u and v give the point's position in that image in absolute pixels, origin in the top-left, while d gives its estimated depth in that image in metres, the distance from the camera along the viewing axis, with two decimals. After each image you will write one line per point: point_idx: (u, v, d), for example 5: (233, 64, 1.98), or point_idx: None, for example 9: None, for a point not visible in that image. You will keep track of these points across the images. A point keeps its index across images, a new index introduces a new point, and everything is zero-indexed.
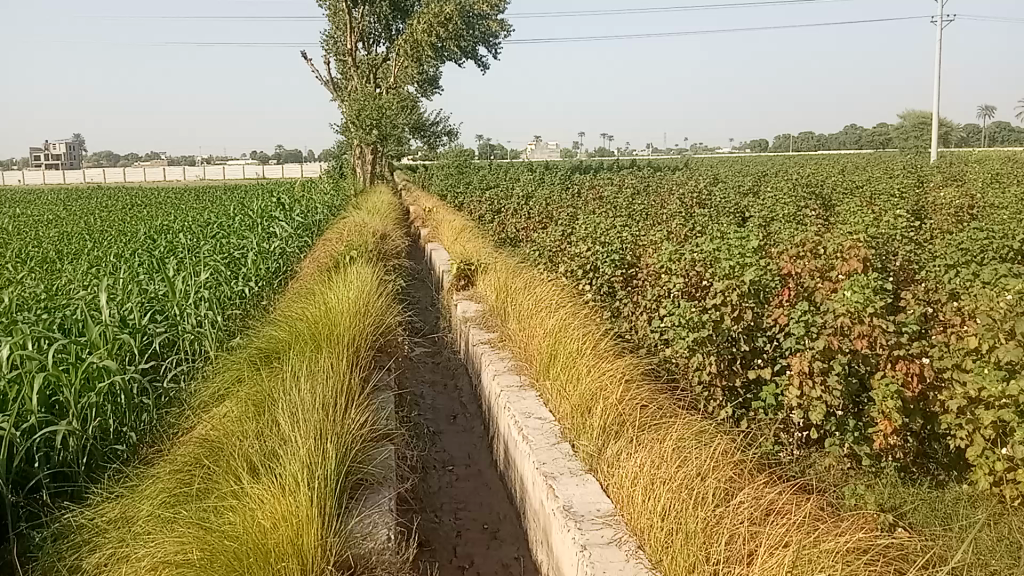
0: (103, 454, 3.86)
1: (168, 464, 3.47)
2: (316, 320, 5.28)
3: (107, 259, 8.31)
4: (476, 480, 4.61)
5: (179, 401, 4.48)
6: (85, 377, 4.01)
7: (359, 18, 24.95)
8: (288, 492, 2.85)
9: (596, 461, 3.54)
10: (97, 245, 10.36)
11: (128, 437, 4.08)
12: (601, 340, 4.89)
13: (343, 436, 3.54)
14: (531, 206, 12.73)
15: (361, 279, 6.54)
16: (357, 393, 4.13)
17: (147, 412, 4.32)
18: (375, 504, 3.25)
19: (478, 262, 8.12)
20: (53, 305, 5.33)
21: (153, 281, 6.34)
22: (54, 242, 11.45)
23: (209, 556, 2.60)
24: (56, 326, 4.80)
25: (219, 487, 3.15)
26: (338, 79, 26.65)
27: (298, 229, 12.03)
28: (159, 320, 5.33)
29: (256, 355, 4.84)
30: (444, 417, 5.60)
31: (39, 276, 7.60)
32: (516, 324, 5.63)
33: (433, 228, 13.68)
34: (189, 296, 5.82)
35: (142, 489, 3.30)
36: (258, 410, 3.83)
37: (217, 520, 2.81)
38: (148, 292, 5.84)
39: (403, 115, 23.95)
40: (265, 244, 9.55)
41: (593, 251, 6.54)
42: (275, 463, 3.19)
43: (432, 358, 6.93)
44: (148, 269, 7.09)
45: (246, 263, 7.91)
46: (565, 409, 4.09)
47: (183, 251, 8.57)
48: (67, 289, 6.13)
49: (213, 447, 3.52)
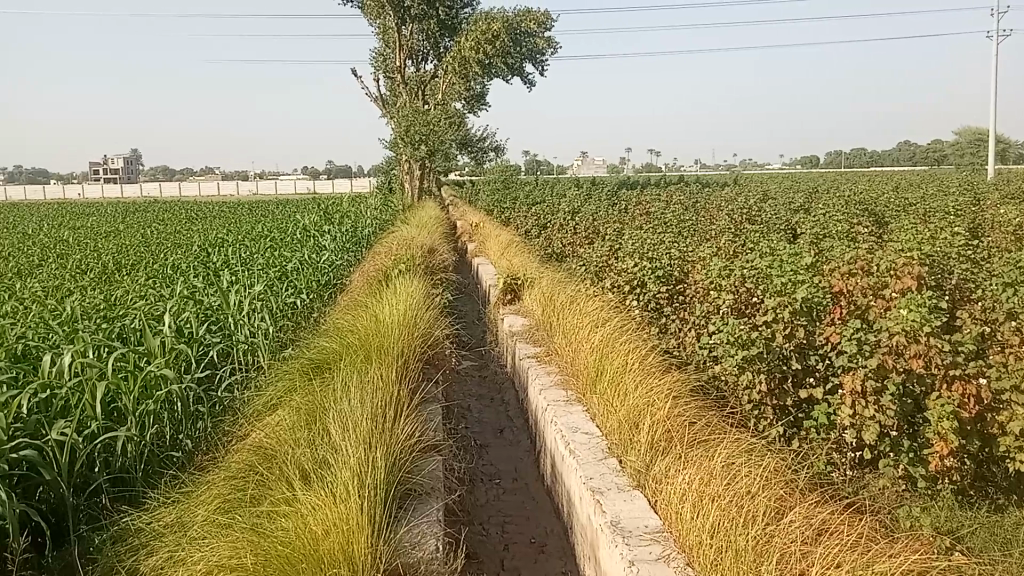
0: (160, 461, 3.97)
1: (224, 469, 3.55)
2: (366, 332, 5.36)
3: (164, 270, 8.53)
4: (523, 494, 4.61)
5: (233, 410, 4.58)
6: (143, 385, 4.13)
7: (408, 35, 25.30)
8: (340, 500, 2.89)
9: (644, 477, 3.52)
10: (153, 258, 10.62)
11: (184, 445, 4.18)
12: (648, 356, 4.86)
13: (392, 446, 3.57)
14: (577, 221, 12.74)
15: (410, 292, 6.61)
16: (406, 404, 4.17)
17: (202, 420, 4.43)
18: (423, 514, 3.27)
19: (525, 277, 8.16)
20: (115, 315, 5.49)
21: (209, 292, 6.48)
22: (114, 254, 11.80)
23: (263, 561, 2.64)
24: (116, 336, 4.94)
25: (272, 494, 3.20)
26: (387, 95, 27.06)
27: (347, 243, 12.19)
28: (215, 330, 5.45)
29: (308, 365, 4.91)
30: (490, 430, 5.61)
31: (99, 287, 7.82)
32: (562, 339, 5.64)
33: (480, 242, 13.79)
34: (243, 307, 5.94)
35: (198, 495, 3.39)
36: (310, 419, 3.89)
37: (270, 526, 2.86)
38: (204, 304, 5.98)
39: (451, 132, 24.14)
40: (315, 257, 9.70)
41: (641, 267, 6.50)
42: (326, 471, 3.24)
43: (478, 371, 6.95)
44: (202, 281, 7.24)
45: (298, 275, 8.07)
46: (612, 424, 4.08)
47: (236, 264, 8.73)
48: (126, 299, 6.30)
49: (267, 454, 3.60)
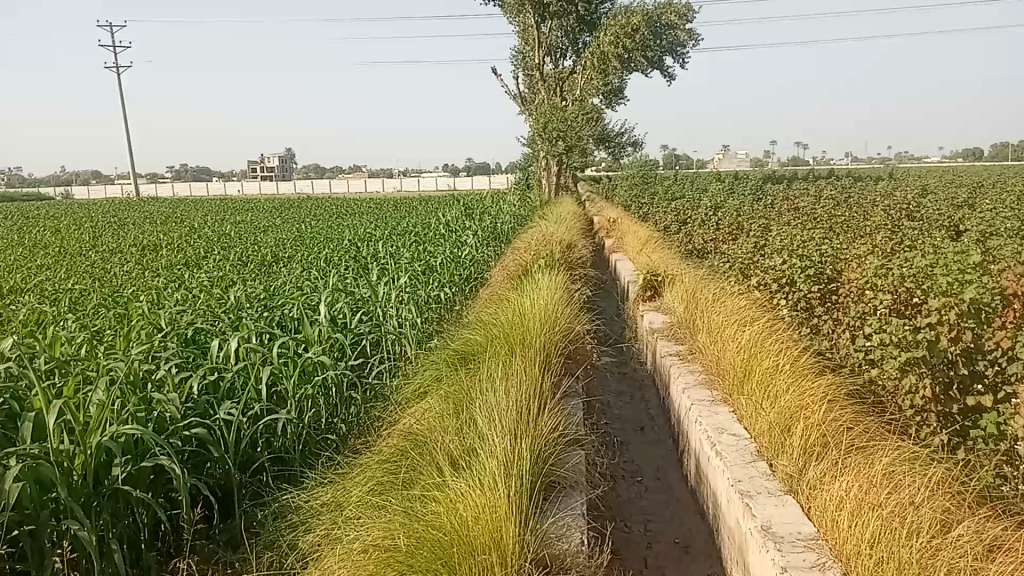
0: (317, 442, 4.17)
1: (377, 453, 3.69)
2: (509, 325, 5.43)
3: (317, 263, 8.95)
4: (666, 493, 4.54)
5: (383, 397, 4.76)
6: (302, 371, 4.35)
7: (547, 32, 25.43)
8: (488, 489, 2.94)
9: (796, 483, 3.39)
10: (306, 251, 11.17)
11: (338, 428, 4.37)
12: (799, 357, 4.68)
13: (537, 438, 3.60)
14: (720, 217, 12.42)
15: (551, 287, 6.65)
16: (550, 398, 4.19)
17: (355, 405, 4.61)
18: (569, 507, 3.28)
19: (666, 274, 8.04)
20: (274, 304, 5.81)
21: (359, 284, 6.75)
22: (271, 247, 12.50)
23: (416, 543, 2.73)
24: (275, 324, 5.22)
25: (423, 479, 3.29)
26: (526, 92, 27.32)
27: (487, 238, 12.39)
28: (365, 320, 5.67)
29: (454, 357, 5.02)
30: (632, 428, 5.56)
31: (259, 277, 8.30)
32: (707, 338, 5.51)
33: (619, 238, 13.69)
34: (391, 299, 6.15)
35: (353, 477, 3.53)
36: (457, 408, 3.98)
37: (422, 510, 2.95)
38: (355, 295, 6.23)
39: (589, 127, 24.08)
40: (457, 252, 9.92)
41: (790, 265, 6.27)
42: (474, 459, 3.30)
43: (618, 367, 6.91)
44: (352, 274, 7.53)
45: (441, 269, 8.27)
46: (761, 426, 3.96)
47: (383, 257, 9.05)
48: (284, 290, 6.66)
49: (417, 440, 3.71)
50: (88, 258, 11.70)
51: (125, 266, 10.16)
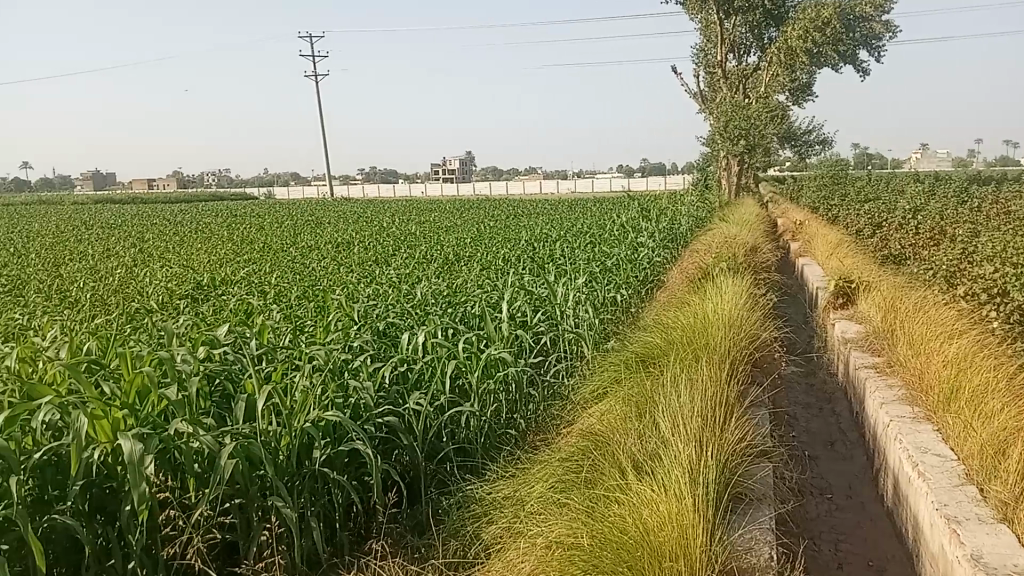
0: (498, 436, 4.28)
1: (559, 452, 3.74)
2: (691, 329, 5.33)
3: (497, 262, 9.17)
4: (858, 512, 4.30)
5: (562, 396, 4.81)
6: (485, 366, 4.48)
7: (731, 28, 24.71)
8: (674, 495, 2.90)
9: (1012, 511, 3.10)
10: (486, 250, 11.47)
11: (518, 424, 4.46)
12: (1015, 375, 4.28)
13: (723, 447, 3.51)
14: (920, 220, 11.58)
15: (734, 291, 6.46)
16: (736, 406, 4.08)
17: (534, 402, 4.70)
18: (756, 520, 3.17)
19: (859, 280, 7.59)
20: (458, 301, 6.01)
21: (539, 284, 6.86)
22: (453, 246, 12.94)
23: (599, 544, 2.74)
24: (459, 321, 5.40)
25: (604, 480, 3.32)
26: (707, 91, 26.68)
27: (666, 240, 12.21)
28: (545, 319, 5.75)
29: (634, 359, 5.00)
30: (820, 441, 5.30)
31: (443, 275, 8.61)
32: (907, 350, 5.15)
33: (805, 241, 13.08)
34: (570, 299, 6.21)
35: (535, 474, 3.60)
36: (640, 410, 3.96)
37: (605, 511, 2.96)
38: (535, 295, 6.34)
39: (774, 126, 23.17)
40: (635, 253, 9.84)
41: (1004, 275, 5.75)
42: (658, 464, 3.27)
43: (805, 378, 6.61)
44: (531, 273, 7.66)
45: (620, 270, 8.24)
46: (970, 447, 3.65)
47: (562, 258, 9.14)
48: (467, 287, 6.87)
49: (599, 440, 3.72)
50: (289, 254, 12.60)
51: (321, 262, 10.85)
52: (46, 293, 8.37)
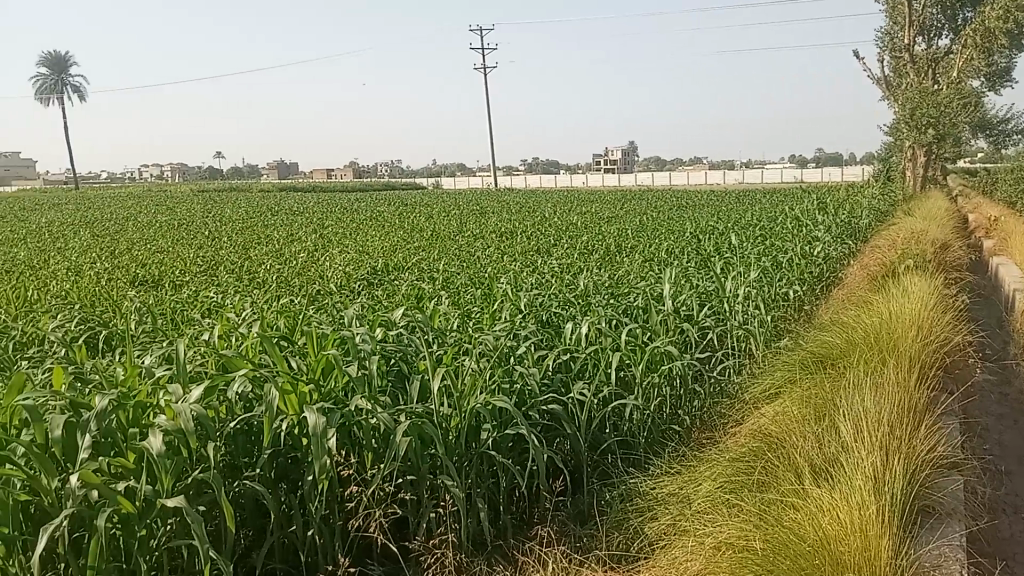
0: (663, 431, 4.22)
1: (730, 452, 3.65)
2: (872, 330, 5.03)
3: (662, 254, 9.03)
4: None
5: (729, 394, 4.68)
6: (650, 360, 4.42)
7: (921, 10, 23.08)
8: (857, 504, 2.76)
9: None
10: (651, 242, 11.32)
11: (683, 420, 4.38)
12: None
13: (912, 456, 3.30)
14: None
15: (920, 291, 6.04)
16: (925, 413, 3.81)
17: (700, 399, 4.59)
18: (945, 536, 2.96)
19: None
20: (622, 293, 5.97)
21: (705, 278, 6.69)
22: (617, 237, 12.87)
23: (773, 549, 2.66)
24: (623, 312, 5.36)
25: (779, 485, 3.23)
26: (891, 77, 25.07)
27: (843, 233, 11.59)
28: (712, 313, 5.61)
29: (809, 359, 4.78)
30: (1016, 456, 4.86)
31: (607, 266, 8.58)
32: None
33: (1002, 238, 12.04)
34: (738, 294, 6.02)
35: (704, 473, 3.54)
36: (818, 414, 3.79)
37: (779, 516, 2.87)
38: (701, 288, 6.19)
39: (966, 113, 21.46)
40: (808, 248, 9.41)
41: None
42: (838, 471, 3.13)
43: (999, 386, 6.09)
44: (697, 266, 7.48)
45: (792, 265, 7.90)
46: None
47: (730, 251, 8.88)
48: (631, 279, 6.82)
49: (772, 442, 3.61)
50: (457, 242, 12.97)
51: (487, 250, 11.09)
52: (238, 273, 9.04)
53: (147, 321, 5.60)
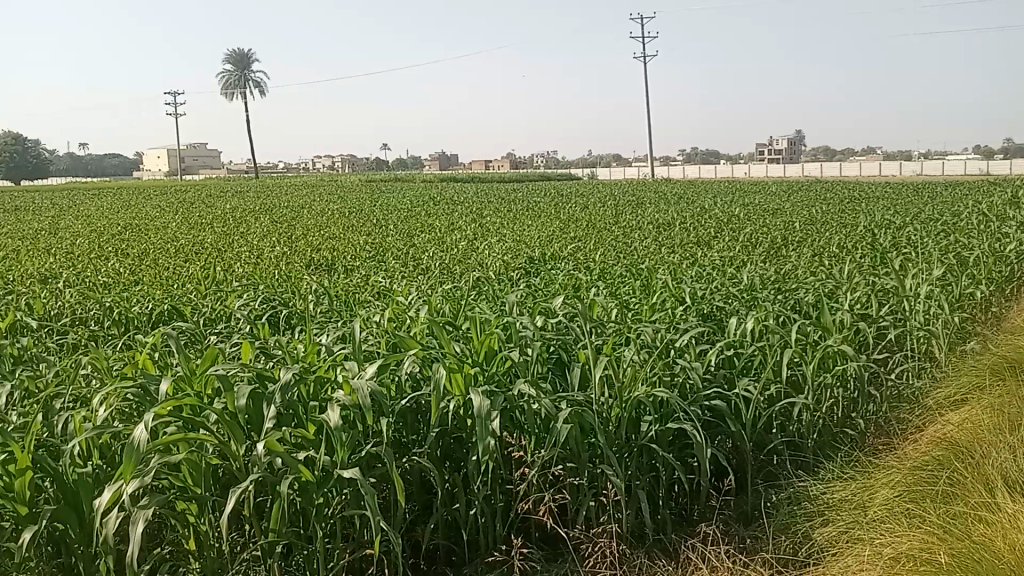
0: (834, 435, 4.03)
1: (910, 461, 3.50)
2: None
3: (833, 249, 8.60)
4: None
5: (908, 399, 4.40)
6: (821, 360, 4.23)
7: None
8: None
9: None
10: (821, 235, 10.81)
11: (857, 424, 4.16)
12: None
13: None
14: None
15: None
16: None
17: (875, 403, 4.34)
18: None
19: None
20: (791, 288, 5.74)
21: (881, 274, 6.32)
22: (783, 230, 12.37)
23: (960, 562, 2.55)
24: (791, 309, 5.16)
25: (968, 496, 3.07)
26: None
27: None
28: (889, 312, 5.29)
29: (1002, 366, 4.42)
30: None
31: (774, 259, 8.28)
32: None
33: None
34: (918, 293, 5.65)
35: (881, 480, 3.42)
36: (1013, 425, 3.54)
37: (967, 531, 2.74)
38: (877, 286, 5.85)
39: None
40: (1000, 244, 8.68)
41: None
42: None
43: None
44: (872, 262, 7.08)
45: (980, 262, 7.32)
46: None
47: (909, 247, 8.34)
48: (800, 274, 6.54)
49: (960, 450, 3.41)
50: (615, 233, 12.89)
51: (646, 241, 10.96)
52: (404, 259, 9.39)
53: (323, 302, 5.94)
